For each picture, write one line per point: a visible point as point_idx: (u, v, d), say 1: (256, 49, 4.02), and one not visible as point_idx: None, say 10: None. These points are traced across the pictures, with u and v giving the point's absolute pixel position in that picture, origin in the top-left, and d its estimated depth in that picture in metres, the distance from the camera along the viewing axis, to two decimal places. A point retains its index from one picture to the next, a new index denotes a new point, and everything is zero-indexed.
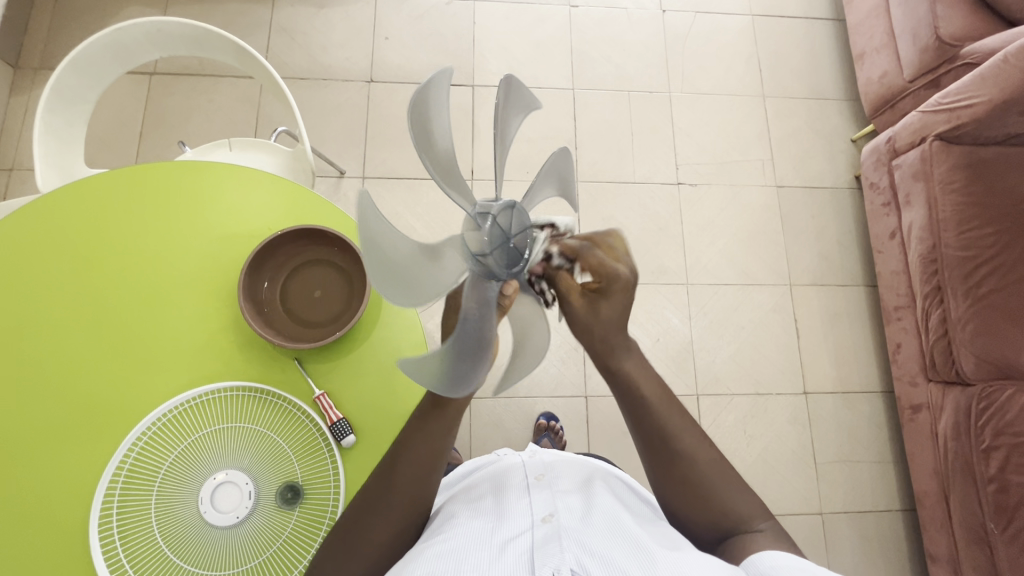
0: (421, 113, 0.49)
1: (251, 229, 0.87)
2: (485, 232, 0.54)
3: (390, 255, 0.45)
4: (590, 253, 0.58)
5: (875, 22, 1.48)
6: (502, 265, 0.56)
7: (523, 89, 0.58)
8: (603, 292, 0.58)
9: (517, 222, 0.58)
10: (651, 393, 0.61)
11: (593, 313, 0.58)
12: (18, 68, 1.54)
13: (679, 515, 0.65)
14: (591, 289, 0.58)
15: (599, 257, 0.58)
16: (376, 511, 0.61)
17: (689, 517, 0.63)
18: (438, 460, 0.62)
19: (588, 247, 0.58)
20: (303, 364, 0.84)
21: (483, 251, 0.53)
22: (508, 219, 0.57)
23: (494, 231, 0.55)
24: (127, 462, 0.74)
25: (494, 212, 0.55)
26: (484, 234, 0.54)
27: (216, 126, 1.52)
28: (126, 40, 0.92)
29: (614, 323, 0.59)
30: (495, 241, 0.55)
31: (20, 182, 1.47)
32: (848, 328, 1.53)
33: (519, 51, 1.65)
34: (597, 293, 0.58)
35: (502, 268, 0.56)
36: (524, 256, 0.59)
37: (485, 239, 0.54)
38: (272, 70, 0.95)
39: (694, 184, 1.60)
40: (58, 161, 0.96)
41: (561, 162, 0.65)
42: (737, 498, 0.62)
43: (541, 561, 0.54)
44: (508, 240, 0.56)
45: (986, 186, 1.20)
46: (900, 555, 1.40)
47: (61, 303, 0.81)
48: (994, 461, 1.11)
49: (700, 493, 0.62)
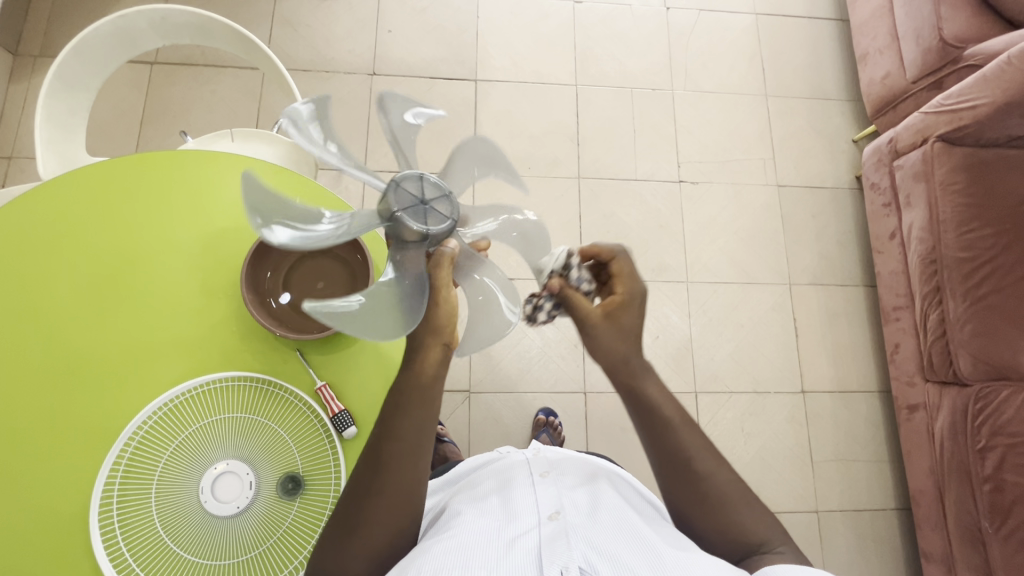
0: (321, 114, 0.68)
1: (255, 220, 0.87)
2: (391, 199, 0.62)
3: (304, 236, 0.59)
4: (621, 263, 0.69)
5: (878, 23, 1.48)
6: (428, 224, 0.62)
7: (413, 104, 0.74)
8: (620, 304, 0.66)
9: (429, 188, 0.64)
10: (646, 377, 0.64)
11: (615, 325, 0.65)
12: (17, 55, 1.52)
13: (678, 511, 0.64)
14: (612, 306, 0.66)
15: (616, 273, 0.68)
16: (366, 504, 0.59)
17: (692, 514, 0.63)
18: (426, 436, 0.61)
19: (619, 260, 0.69)
20: (305, 355, 0.84)
21: (393, 211, 0.62)
22: (412, 187, 0.63)
23: (403, 198, 0.62)
24: (127, 451, 0.74)
25: (399, 180, 0.63)
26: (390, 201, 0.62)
27: (217, 116, 1.51)
28: (129, 27, 0.92)
29: (633, 332, 0.66)
30: (408, 205, 0.62)
31: (19, 171, 1.46)
32: (846, 327, 1.54)
33: (522, 46, 1.65)
34: (619, 306, 0.66)
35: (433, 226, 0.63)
36: (450, 217, 0.64)
37: (394, 200, 0.62)
38: (277, 60, 0.94)
39: (696, 182, 1.60)
40: (59, 149, 0.95)
41: (477, 146, 0.74)
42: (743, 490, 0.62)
43: (550, 559, 0.54)
44: (424, 204, 0.63)
45: (987, 188, 1.21)
46: (895, 554, 1.41)
47: (60, 292, 0.81)
48: (990, 461, 1.12)
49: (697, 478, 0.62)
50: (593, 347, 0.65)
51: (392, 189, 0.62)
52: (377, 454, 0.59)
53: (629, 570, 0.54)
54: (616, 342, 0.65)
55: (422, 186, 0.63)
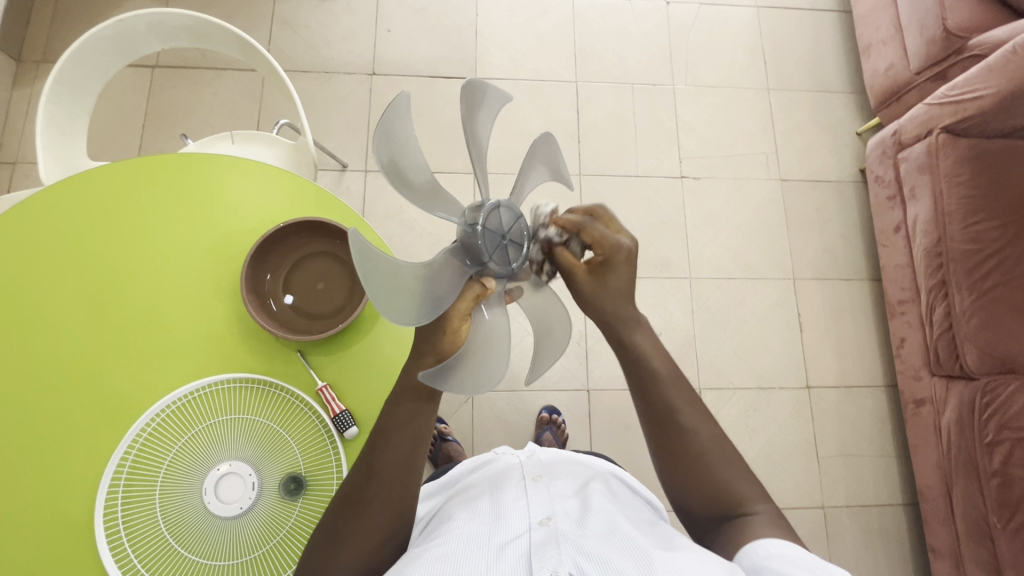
0: (471, 105, 0.58)
1: (255, 221, 0.87)
2: (485, 217, 0.55)
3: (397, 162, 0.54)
4: (590, 225, 0.60)
5: (882, 13, 1.46)
6: (493, 258, 0.55)
7: (494, 95, 0.60)
8: (606, 265, 0.60)
9: (516, 228, 0.58)
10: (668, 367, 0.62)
11: (602, 286, 0.60)
12: (20, 61, 1.54)
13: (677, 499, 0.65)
14: (596, 264, 0.60)
15: (602, 230, 0.60)
16: (362, 504, 0.60)
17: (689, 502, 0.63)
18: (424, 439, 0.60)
19: (589, 221, 0.60)
20: (306, 356, 0.84)
21: (478, 223, 0.55)
22: (504, 216, 0.57)
23: (493, 219, 0.56)
24: (131, 453, 0.75)
25: (499, 206, 0.56)
26: (483, 217, 0.55)
27: (218, 118, 1.52)
28: (127, 30, 0.92)
29: (622, 294, 0.60)
30: (492, 232, 0.55)
31: (24, 176, 1.47)
32: (851, 322, 1.52)
33: (521, 43, 1.64)
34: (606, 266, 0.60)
35: (496, 265, 0.56)
36: (508, 266, 0.57)
37: (484, 217, 0.55)
38: (275, 63, 0.94)
39: (698, 177, 1.59)
40: (60, 153, 0.96)
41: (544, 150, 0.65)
42: (747, 493, 0.62)
43: (539, 563, 0.55)
44: (503, 238, 0.56)
45: (992, 180, 1.19)
46: (902, 549, 1.40)
47: (64, 295, 0.82)
48: (997, 456, 1.11)
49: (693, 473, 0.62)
50: (586, 311, 0.61)
51: (492, 207, 0.56)
52: (374, 455, 0.60)
53: (619, 572, 0.54)
54: (603, 298, 0.60)
55: (514, 221, 0.58)
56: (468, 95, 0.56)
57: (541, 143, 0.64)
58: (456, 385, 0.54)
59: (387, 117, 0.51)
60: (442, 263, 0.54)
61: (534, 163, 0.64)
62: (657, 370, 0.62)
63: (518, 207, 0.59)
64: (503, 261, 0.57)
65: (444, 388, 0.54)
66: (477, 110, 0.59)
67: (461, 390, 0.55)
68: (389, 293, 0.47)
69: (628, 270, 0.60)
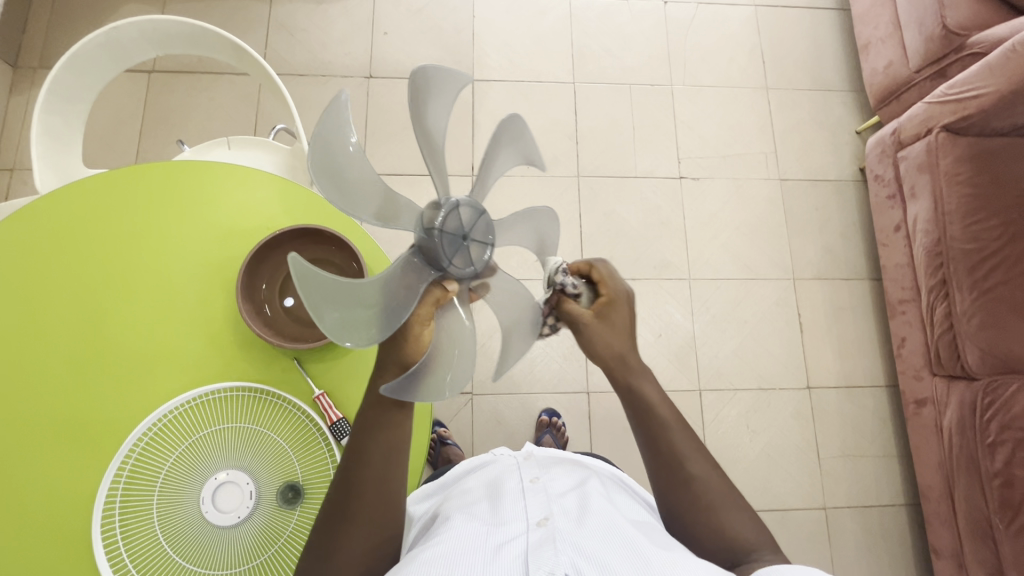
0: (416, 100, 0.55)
1: (251, 227, 0.87)
2: (442, 221, 0.53)
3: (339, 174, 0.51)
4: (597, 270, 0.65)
5: (880, 12, 1.46)
6: (453, 261, 0.54)
7: (446, 79, 0.56)
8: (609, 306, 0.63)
9: (478, 224, 0.56)
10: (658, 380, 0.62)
11: (608, 326, 0.62)
12: (16, 68, 1.53)
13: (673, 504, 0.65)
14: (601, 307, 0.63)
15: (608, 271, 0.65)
16: (354, 514, 0.60)
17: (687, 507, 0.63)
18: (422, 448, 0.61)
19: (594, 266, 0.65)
20: (303, 364, 0.84)
21: (434, 228, 0.53)
22: (464, 215, 0.54)
23: (451, 220, 0.54)
24: (128, 463, 0.74)
25: (457, 206, 0.54)
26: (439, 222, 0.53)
27: (215, 123, 1.51)
28: (121, 38, 0.91)
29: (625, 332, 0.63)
30: (450, 236, 0.54)
31: (21, 183, 1.47)
32: (852, 323, 1.52)
33: (519, 45, 1.64)
34: (608, 306, 0.62)
35: (456, 265, 0.55)
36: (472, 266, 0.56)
37: (441, 218, 0.53)
38: (270, 68, 0.94)
39: (696, 177, 1.58)
40: (55, 162, 0.95)
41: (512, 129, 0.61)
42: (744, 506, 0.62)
43: (536, 564, 0.54)
44: (463, 238, 0.54)
45: (992, 178, 1.19)
46: (905, 550, 1.39)
47: (61, 305, 0.82)
48: (999, 457, 1.10)
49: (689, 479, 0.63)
50: (590, 354, 0.63)
51: (448, 210, 0.54)
52: (370, 465, 0.60)
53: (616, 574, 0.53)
54: (610, 341, 0.62)
55: (476, 218, 0.55)
56: (416, 83, 0.53)
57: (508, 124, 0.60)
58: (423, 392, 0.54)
59: (321, 129, 0.48)
60: (399, 270, 0.53)
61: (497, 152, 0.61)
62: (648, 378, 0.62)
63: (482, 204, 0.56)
64: (465, 263, 0.55)
65: (410, 400, 0.54)
66: (427, 101, 0.56)
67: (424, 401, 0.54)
68: (330, 315, 0.47)
69: (629, 314, 0.63)
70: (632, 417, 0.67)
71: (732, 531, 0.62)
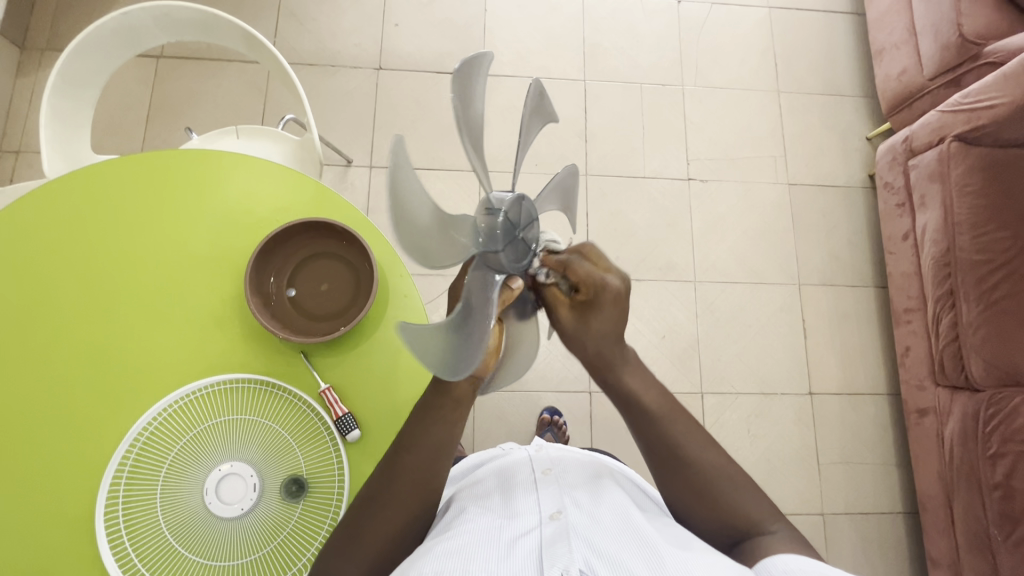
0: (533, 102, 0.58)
1: (260, 219, 0.87)
2: (525, 211, 0.56)
3: (466, 113, 0.51)
4: (579, 267, 0.59)
5: (896, 17, 1.44)
6: (505, 219, 0.54)
7: (549, 114, 0.63)
8: (592, 304, 0.59)
9: (522, 255, 0.56)
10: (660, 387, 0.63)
11: (584, 327, 0.60)
12: (23, 49, 1.52)
13: (680, 504, 0.65)
14: (582, 304, 0.60)
15: (587, 268, 0.59)
16: None
17: (692, 508, 0.64)
18: (430, 449, 0.61)
19: (577, 259, 0.59)
20: (309, 358, 0.84)
21: (523, 207, 0.56)
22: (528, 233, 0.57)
23: (524, 216, 0.56)
24: (131, 453, 0.74)
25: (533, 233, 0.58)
26: (524, 210, 0.56)
27: (223, 111, 1.50)
28: (133, 23, 0.91)
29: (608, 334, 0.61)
30: (515, 219, 0.55)
31: (27, 166, 1.46)
32: (855, 330, 1.51)
33: (529, 41, 1.62)
34: (591, 307, 0.59)
35: (508, 259, 0.54)
36: (493, 246, 0.53)
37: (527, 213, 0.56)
38: (281, 58, 0.93)
39: (704, 180, 1.58)
40: (63, 146, 0.95)
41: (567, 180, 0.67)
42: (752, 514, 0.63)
43: (549, 560, 0.54)
44: (520, 235, 0.55)
45: (1005, 189, 1.18)
46: (901, 557, 1.40)
47: (67, 291, 0.81)
48: (1000, 468, 1.10)
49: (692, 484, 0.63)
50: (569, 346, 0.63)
51: (531, 223, 0.57)
52: None
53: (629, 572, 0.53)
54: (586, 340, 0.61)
55: (528, 250, 0.57)
56: (537, 93, 0.58)
57: (564, 173, 0.66)
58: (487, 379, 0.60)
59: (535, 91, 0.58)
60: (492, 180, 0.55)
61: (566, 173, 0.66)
62: None
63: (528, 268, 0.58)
64: (497, 234, 0.53)
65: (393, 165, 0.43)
66: (534, 114, 0.59)
67: (390, 177, 0.42)
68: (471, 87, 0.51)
69: (615, 311, 0.60)
70: (634, 418, 0.66)
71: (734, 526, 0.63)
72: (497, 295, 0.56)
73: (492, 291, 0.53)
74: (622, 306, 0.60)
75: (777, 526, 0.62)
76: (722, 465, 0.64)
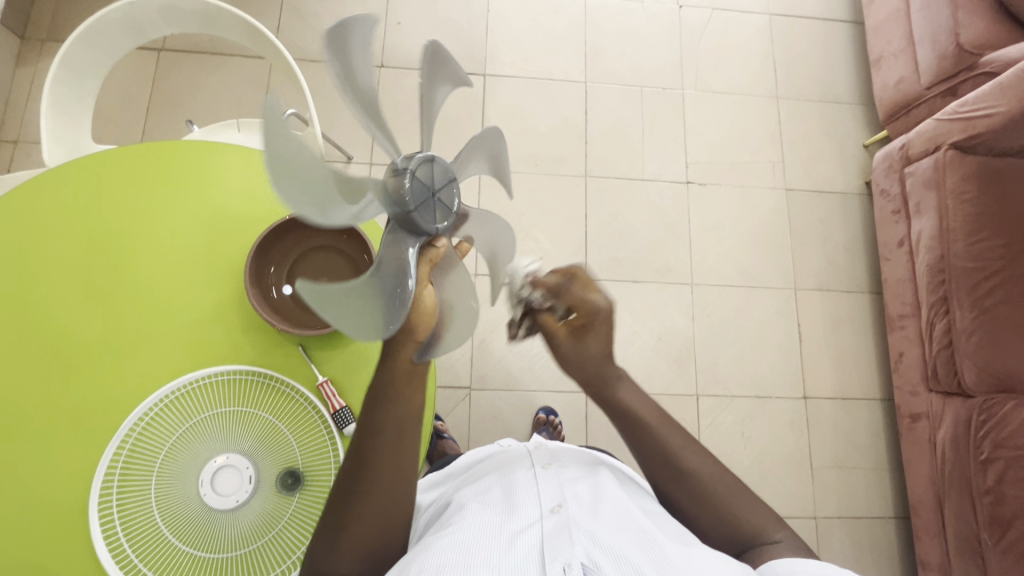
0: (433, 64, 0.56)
1: (261, 212, 0.87)
2: (435, 172, 0.55)
3: (343, 75, 0.50)
4: (569, 289, 0.64)
5: (894, 26, 1.46)
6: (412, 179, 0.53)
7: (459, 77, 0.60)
8: (587, 325, 0.66)
9: (437, 216, 0.55)
10: None
11: (582, 347, 0.67)
12: (24, 39, 1.51)
13: (674, 498, 0.66)
14: (577, 326, 0.66)
15: (579, 293, 0.64)
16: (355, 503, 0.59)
17: (687, 500, 0.65)
18: None
19: (567, 285, 0.64)
20: (307, 350, 0.84)
21: (431, 170, 0.55)
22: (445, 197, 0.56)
23: (433, 177, 0.55)
24: (126, 445, 0.74)
25: (449, 198, 0.56)
26: (434, 172, 0.55)
27: (223, 105, 1.50)
28: (137, 13, 0.91)
29: (601, 352, 0.67)
30: (425, 181, 0.54)
31: (25, 156, 1.46)
32: (850, 335, 1.53)
33: (532, 42, 1.63)
34: (586, 328, 0.66)
35: (425, 221, 0.54)
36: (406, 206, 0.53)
37: (438, 175, 0.55)
38: (285, 52, 0.93)
39: (703, 183, 1.59)
40: (63, 135, 0.94)
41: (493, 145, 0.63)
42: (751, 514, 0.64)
43: (552, 556, 0.54)
44: (433, 194, 0.54)
45: (999, 198, 1.19)
46: (892, 561, 1.41)
47: (64, 279, 0.81)
48: (992, 473, 1.11)
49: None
50: (565, 367, 0.68)
51: (445, 185, 0.56)
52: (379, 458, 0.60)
53: (633, 568, 0.53)
54: (583, 358, 0.67)
55: (443, 212, 0.56)
56: (434, 58, 0.56)
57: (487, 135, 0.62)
58: (438, 351, 0.59)
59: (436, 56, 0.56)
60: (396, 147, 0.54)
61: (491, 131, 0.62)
62: None
63: (446, 233, 0.57)
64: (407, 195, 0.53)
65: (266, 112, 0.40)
66: (435, 78, 0.58)
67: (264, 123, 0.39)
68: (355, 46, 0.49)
69: (605, 329, 0.67)
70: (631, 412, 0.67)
71: (727, 519, 0.64)
72: (422, 256, 0.56)
73: (410, 257, 0.54)
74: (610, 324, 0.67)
75: (781, 534, 0.63)
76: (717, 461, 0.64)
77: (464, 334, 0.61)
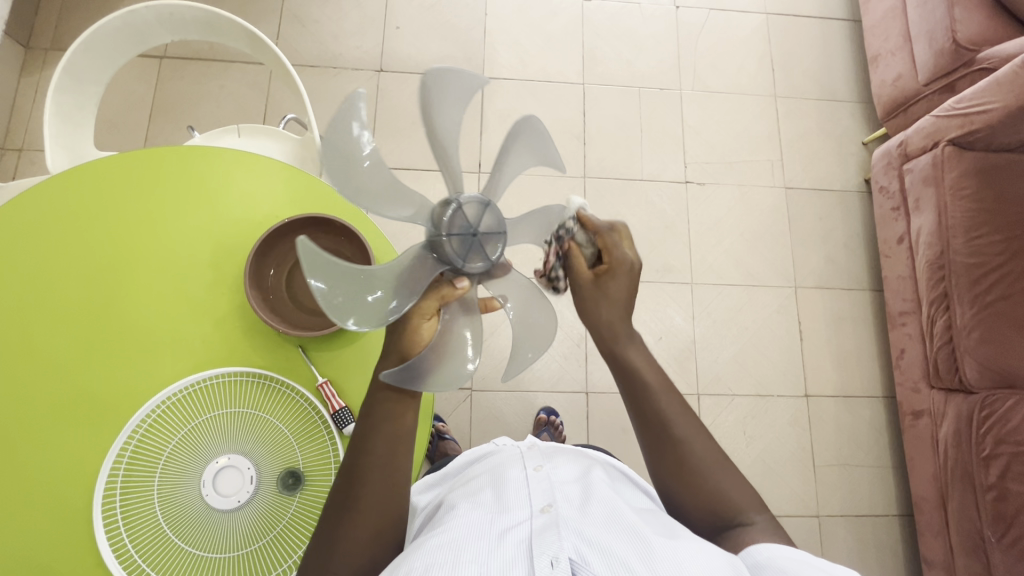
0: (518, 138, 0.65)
1: (261, 215, 0.88)
2: (485, 219, 0.58)
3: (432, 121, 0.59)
4: (608, 233, 0.65)
5: (891, 24, 1.46)
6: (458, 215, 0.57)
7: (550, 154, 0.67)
8: (610, 272, 0.63)
9: (469, 255, 0.57)
10: (656, 383, 0.64)
11: (599, 291, 0.63)
12: (28, 48, 1.54)
13: (669, 496, 0.66)
14: (602, 271, 0.64)
15: (614, 239, 0.65)
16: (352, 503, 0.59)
17: (681, 496, 0.64)
18: None
19: (607, 231, 0.65)
20: (307, 352, 0.85)
21: (482, 216, 0.58)
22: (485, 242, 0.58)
23: (480, 222, 0.58)
24: (128, 448, 0.74)
25: (489, 245, 0.58)
26: (485, 219, 0.58)
27: (224, 111, 1.52)
28: (137, 22, 0.92)
29: (619, 303, 0.63)
30: (471, 223, 0.57)
31: (29, 163, 1.48)
32: (851, 333, 1.52)
33: (529, 44, 1.64)
34: (609, 274, 0.63)
35: (455, 254, 0.57)
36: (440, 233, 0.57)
37: (486, 223, 0.58)
38: (285, 59, 0.94)
39: (702, 182, 1.59)
40: (66, 142, 0.95)
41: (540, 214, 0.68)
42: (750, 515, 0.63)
43: (540, 550, 0.55)
44: (473, 236, 0.57)
45: (997, 194, 1.19)
46: (896, 559, 1.40)
47: (68, 284, 0.82)
48: (994, 469, 1.11)
49: (683, 475, 0.63)
50: (579, 312, 0.65)
51: (489, 233, 0.58)
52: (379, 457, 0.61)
53: (621, 563, 0.53)
54: (597, 302, 0.63)
55: (474, 254, 0.57)
56: (523, 130, 0.65)
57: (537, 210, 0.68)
58: (424, 382, 0.58)
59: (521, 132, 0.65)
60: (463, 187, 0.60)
61: (515, 157, 0.66)
62: (636, 367, 0.64)
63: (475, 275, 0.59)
64: (448, 224, 0.57)
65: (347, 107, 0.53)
66: (517, 147, 0.65)
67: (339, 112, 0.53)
68: (456, 99, 0.59)
69: (631, 284, 0.64)
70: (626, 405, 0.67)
71: (726, 526, 0.63)
72: (438, 287, 0.58)
73: (428, 279, 0.58)
74: (632, 282, 0.64)
75: (760, 516, 0.63)
76: (711, 456, 0.64)
77: (454, 378, 0.59)
